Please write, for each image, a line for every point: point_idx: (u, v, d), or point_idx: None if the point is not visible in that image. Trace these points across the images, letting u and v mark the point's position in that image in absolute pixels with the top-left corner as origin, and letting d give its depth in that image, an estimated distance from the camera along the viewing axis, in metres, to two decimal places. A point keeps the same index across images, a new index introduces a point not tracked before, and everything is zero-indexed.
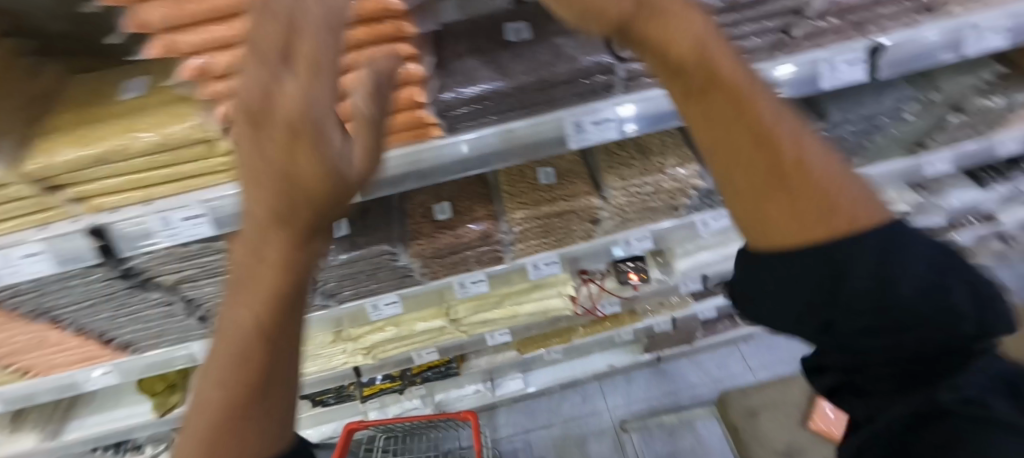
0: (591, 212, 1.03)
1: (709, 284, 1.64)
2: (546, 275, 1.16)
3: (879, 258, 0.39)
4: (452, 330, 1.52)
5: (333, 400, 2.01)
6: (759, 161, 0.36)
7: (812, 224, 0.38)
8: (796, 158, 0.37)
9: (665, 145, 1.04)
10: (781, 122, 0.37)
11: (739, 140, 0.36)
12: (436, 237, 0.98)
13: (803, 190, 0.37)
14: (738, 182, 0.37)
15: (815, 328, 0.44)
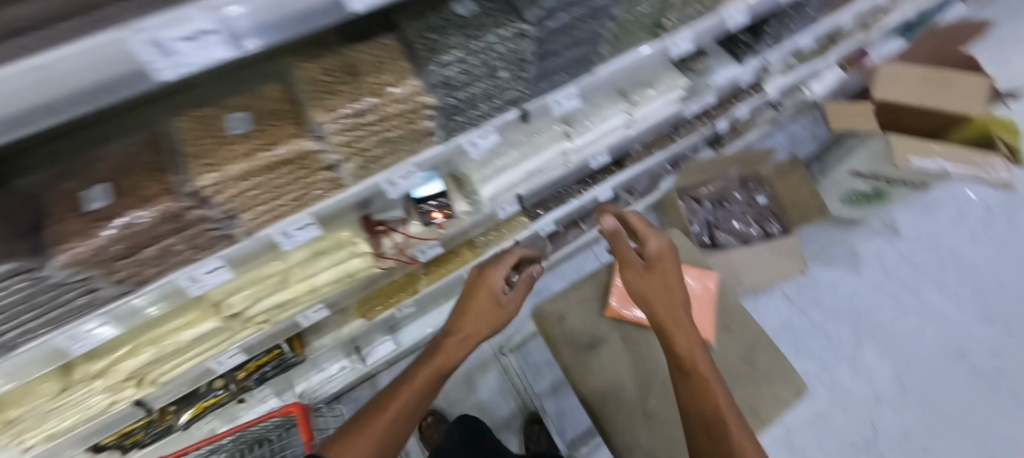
0: (313, 160, 0.85)
1: (524, 201, 1.74)
2: (306, 240, 1.03)
3: (701, 378, 1.18)
4: (243, 326, 1.29)
5: (152, 438, 1.74)
6: (672, 327, 1.25)
7: (672, 341, 1.25)
8: (674, 325, 1.26)
9: (380, 59, 0.83)
10: (693, 341, 1.24)
11: (678, 307, 1.28)
12: (95, 234, 0.70)
13: (683, 327, 1.25)
14: (659, 306, 1.29)
15: (692, 388, 1.19)
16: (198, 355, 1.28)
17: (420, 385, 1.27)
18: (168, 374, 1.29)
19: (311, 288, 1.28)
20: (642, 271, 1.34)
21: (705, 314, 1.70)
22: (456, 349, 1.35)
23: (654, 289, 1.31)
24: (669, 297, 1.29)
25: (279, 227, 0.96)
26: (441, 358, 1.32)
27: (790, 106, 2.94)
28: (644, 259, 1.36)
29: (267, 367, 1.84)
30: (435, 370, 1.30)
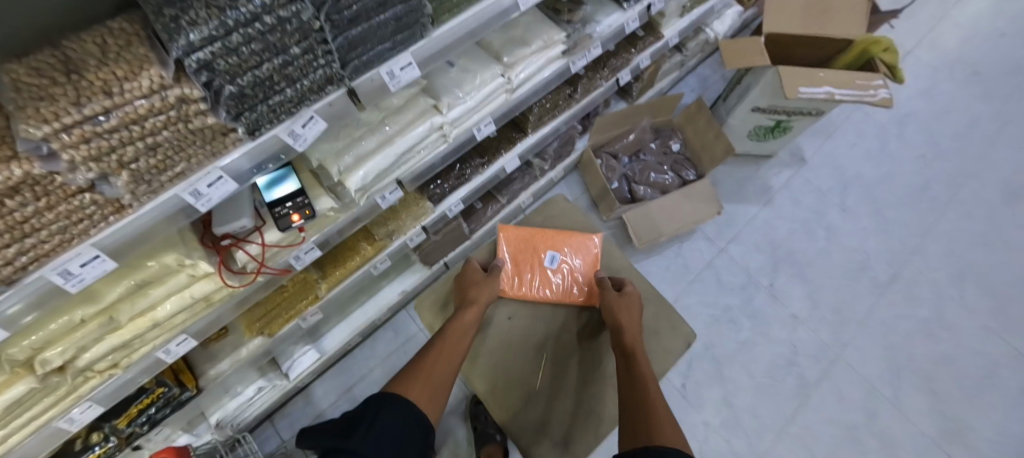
0: (58, 185, 0.71)
1: (408, 187, 1.64)
2: (96, 278, 0.85)
3: (631, 359, 1.39)
4: (85, 375, 1.16)
5: None
6: (625, 328, 1.49)
7: (620, 328, 1.50)
8: (621, 326, 1.50)
9: (109, 49, 0.68)
10: (630, 327, 1.49)
11: (632, 315, 1.54)
12: None
13: (635, 329, 1.49)
14: (620, 320, 1.52)
15: (624, 366, 1.39)
16: (37, 417, 1.14)
17: (460, 336, 1.47)
18: (2, 446, 1.12)
19: (155, 323, 1.15)
20: (607, 300, 1.62)
21: (584, 281, 1.77)
22: (476, 312, 1.57)
23: (619, 305, 1.56)
24: (626, 308, 1.56)
25: (54, 268, 0.78)
26: (467, 317, 1.53)
27: (691, 49, 2.94)
28: (610, 287, 1.65)
29: (154, 407, 1.66)
30: (466, 327, 1.50)
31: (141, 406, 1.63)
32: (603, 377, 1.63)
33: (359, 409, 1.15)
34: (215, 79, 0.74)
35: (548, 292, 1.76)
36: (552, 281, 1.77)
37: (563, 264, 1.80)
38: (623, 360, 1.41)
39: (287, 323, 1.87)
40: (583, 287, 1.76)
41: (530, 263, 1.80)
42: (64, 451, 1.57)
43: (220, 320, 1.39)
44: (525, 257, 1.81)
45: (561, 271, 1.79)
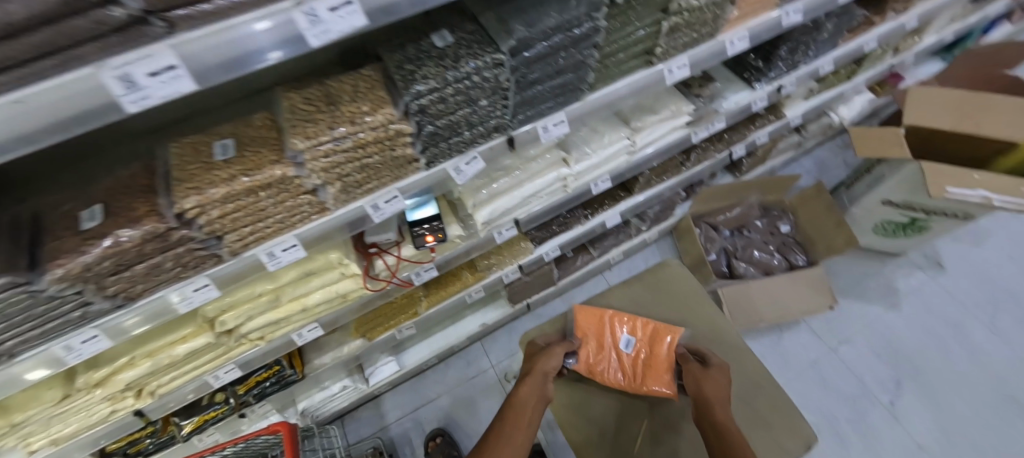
0: (297, 183, 0.89)
1: (522, 228, 1.76)
2: (291, 262, 1.04)
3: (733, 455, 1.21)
4: (239, 341, 1.37)
5: (155, 446, 1.78)
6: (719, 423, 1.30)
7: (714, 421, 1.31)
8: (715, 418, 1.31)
9: (359, 90, 0.87)
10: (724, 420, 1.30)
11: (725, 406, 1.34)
12: (85, 251, 0.77)
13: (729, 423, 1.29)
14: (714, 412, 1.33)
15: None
16: (198, 368, 1.36)
17: (524, 422, 1.34)
18: (166, 385, 1.35)
19: (303, 308, 1.33)
20: (696, 385, 1.42)
21: (662, 371, 1.55)
22: (540, 392, 1.43)
23: (709, 394, 1.37)
24: (719, 397, 1.36)
25: (265, 248, 0.98)
26: (533, 399, 1.40)
27: (812, 132, 2.86)
28: (696, 371, 1.45)
29: (266, 383, 1.87)
30: (531, 410, 1.37)
31: (260, 378, 1.86)
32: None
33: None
34: (423, 120, 0.91)
35: (622, 380, 1.59)
36: (622, 370, 1.60)
37: (636, 349, 1.61)
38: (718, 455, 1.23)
39: (386, 332, 2.05)
40: (661, 379, 1.55)
41: (601, 345, 1.64)
42: (194, 403, 1.82)
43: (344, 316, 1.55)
44: (597, 337, 1.66)
45: (634, 358, 1.61)
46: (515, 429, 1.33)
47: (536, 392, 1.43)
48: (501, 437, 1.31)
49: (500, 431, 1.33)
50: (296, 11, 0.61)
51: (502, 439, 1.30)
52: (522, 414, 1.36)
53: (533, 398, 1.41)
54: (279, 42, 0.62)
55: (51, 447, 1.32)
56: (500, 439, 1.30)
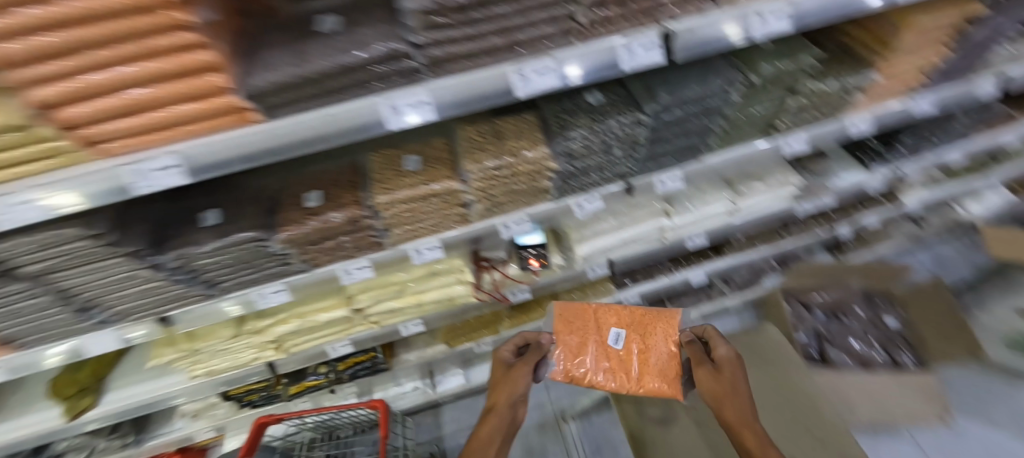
0: (456, 196, 1.09)
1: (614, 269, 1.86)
2: (431, 259, 1.24)
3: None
4: (361, 322, 1.57)
5: (261, 401, 2.08)
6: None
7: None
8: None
9: (522, 130, 1.07)
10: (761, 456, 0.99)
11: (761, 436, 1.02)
12: (306, 222, 1.02)
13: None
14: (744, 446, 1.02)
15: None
16: (325, 337, 1.58)
17: (490, 422, 1.13)
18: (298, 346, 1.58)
19: (419, 302, 1.51)
20: (711, 386, 1.12)
21: (670, 374, 1.25)
22: (517, 394, 1.19)
23: (734, 421, 1.06)
24: (749, 430, 1.03)
25: (415, 245, 1.19)
26: (509, 415, 1.16)
27: (930, 223, 2.68)
28: (703, 379, 1.14)
29: (359, 367, 2.08)
30: (503, 418, 1.14)
31: (352, 361, 2.07)
32: None
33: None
34: (567, 160, 1.09)
35: (608, 383, 1.26)
36: (618, 356, 1.29)
37: (627, 351, 1.29)
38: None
39: (470, 341, 2.13)
40: (660, 372, 1.26)
41: (594, 341, 1.31)
42: (301, 369, 2.07)
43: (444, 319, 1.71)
44: (576, 335, 1.32)
45: (584, 344, 1.31)
46: None
47: None
48: None
49: None
50: (509, 72, 0.77)
51: None
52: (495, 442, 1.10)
53: None
54: (475, 100, 0.79)
55: (206, 377, 1.60)
56: None
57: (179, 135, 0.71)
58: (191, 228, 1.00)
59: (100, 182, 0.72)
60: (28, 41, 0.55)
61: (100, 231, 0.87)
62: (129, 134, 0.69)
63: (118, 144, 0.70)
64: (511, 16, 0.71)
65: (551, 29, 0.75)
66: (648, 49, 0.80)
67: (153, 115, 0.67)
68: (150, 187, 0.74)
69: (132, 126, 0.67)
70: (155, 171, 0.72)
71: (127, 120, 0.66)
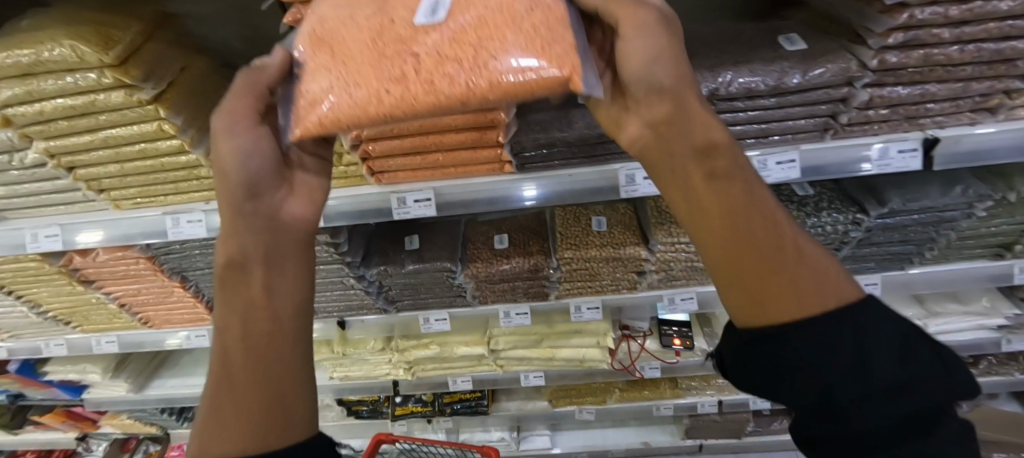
0: (636, 263, 1.08)
1: None
2: (587, 321, 1.18)
3: (845, 360, 0.39)
4: (489, 362, 1.51)
5: (367, 414, 1.90)
6: (767, 300, 0.43)
7: (743, 283, 0.44)
8: (754, 278, 0.43)
9: None
10: (776, 268, 0.43)
11: (752, 200, 0.45)
12: (494, 263, 1.09)
13: (792, 272, 0.43)
14: (731, 236, 0.44)
15: (833, 421, 0.40)
16: (452, 369, 1.54)
17: (227, 229, 0.48)
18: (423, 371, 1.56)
19: (552, 357, 1.44)
20: (663, 83, 0.45)
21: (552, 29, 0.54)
22: (242, 164, 0.49)
23: (718, 199, 0.45)
24: (738, 211, 0.44)
25: (577, 301, 1.15)
26: (266, 209, 0.50)
27: None
28: (635, 71, 0.45)
29: (463, 403, 1.81)
30: (261, 210, 0.49)
31: (455, 398, 1.82)
32: (867, 340, 0.40)
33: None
34: None
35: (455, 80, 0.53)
36: (407, 65, 0.54)
37: (484, 50, 0.53)
38: (802, 382, 0.41)
39: (572, 406, 1.82)
40: (548, 53, 0.53)
41: (381, 31, 0.56)
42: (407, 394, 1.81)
43: (567, 379, 1.56)
44: (344, 37, 0.57)
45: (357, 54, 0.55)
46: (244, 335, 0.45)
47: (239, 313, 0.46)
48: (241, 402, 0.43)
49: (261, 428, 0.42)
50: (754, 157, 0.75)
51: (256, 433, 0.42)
52: (230, 294, 0.47)
53: (233, 331, 0.46)
54: None
55: (339, 380, 1.61)
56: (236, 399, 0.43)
57: (445, 175, 0.83)
58: (397, 249, 1.12)
59: (373, 205, 0.85)
60: None
61: (339, 240, 1.02)
62: (412, 169, 0.82)
63: (399, 177, 0.83)
64: (771, 109, 0.73)
65: (809, 125, 0.75)
66: (906, 155, 0.75)
67: (442, 157, 0.79)
68: (404, 215, 0.84)
69: (413, 163, 0.80)
70: (415, 202, 0.83)
71: (415, 159, 0.80)
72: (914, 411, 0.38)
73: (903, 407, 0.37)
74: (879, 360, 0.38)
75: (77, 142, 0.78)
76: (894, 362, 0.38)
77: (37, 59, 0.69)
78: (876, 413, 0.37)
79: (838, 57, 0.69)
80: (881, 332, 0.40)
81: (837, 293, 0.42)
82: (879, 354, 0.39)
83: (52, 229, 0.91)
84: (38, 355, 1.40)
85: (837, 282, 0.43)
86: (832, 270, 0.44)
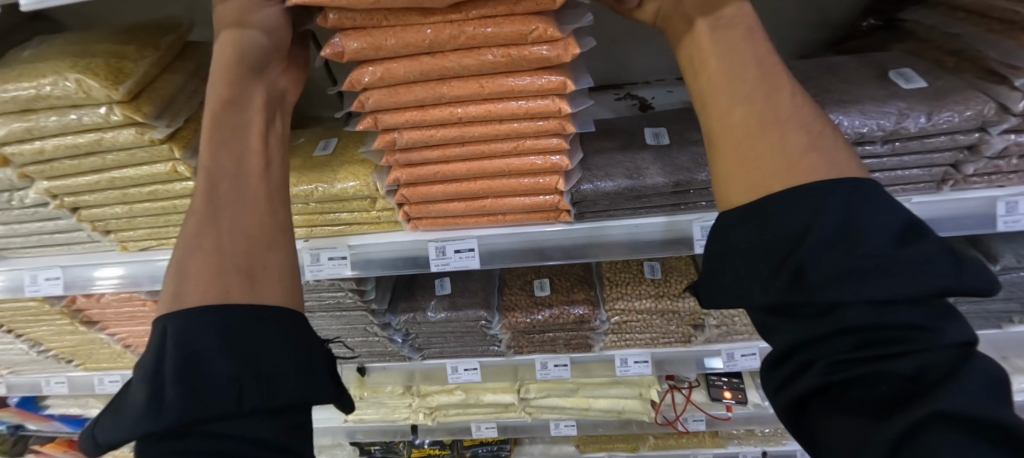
0: (695, 316, 0.96)
1: None
2: (634, 376, 1.06)
3: (801, 207, 0.37)
4: (517, 409, 1.37)
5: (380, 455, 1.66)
6: (731, 140, 0.43)
7: (714, 123, 0.46)
8: (723, 114, 0.45)
9: None
10: (746, 107, 0.43)
11: (747, 54, 0.46)
12: (534, 312, 0.97)
13: (764, 113, 0.43)
14: (714, 83, 0.46)
15: (781, 272, 0.37)
16: (476, 416, 1.40)
17: (228, 76, 0.52)
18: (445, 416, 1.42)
19: (587, 408, 1.31)
20: None
21: None
22: (258, 29, 0.54)
23: (711, 47, 0.47)
24: (723, 60, 0.46)
25: (624, 353, 1.03)
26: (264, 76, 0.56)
27: None
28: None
29: (484, 448, 1.64)
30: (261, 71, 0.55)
31: (476, 442, 1.64)
32: (858, 201, 0.36)
33: (155, 340, 0.41)
34: None
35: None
36: None
37: None
38: (756, 222, 0.40)
39: (602, 453, 1.62)
40: None
41: None
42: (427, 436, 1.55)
43: (602, 429, 1.42)
44: None
45: None
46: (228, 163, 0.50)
47: (216, 145, 0.50)
48: (210, 216, 0.47)
49: (222, 246, 0.46)
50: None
51: (216, 248, 0.46)
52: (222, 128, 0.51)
53: (216, 159, 0.49)
54: None
55: (352, 422, 1.47)
56: (207, 212, 0.47)
57: (490, 222, 0.71)
58: (426, 294, 1.02)
59: (406, 254, 0.74)
60: (428, 133, 0.61)
61: (364, 287, 0.92)
62: (453, 217, 0.71)
63: (437, 224, 0.72)
64: (881, 156, 0.62)
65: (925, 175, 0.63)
66: None
67: (491, 204, 0.68)
68: (442, 267, 0.72)
69: (456, 209, 0.69)
70: (456, 252, 0.71)
71: (453, 205, 0.69)
72: (885, 281, 0.33)
73: (899, 294, 0.33)
74: (869, 217, 0.35)
75: (83, 182, 0.70)
76: (890, 235, 0.34)
77: (37, 94, 0.60)
78: (871, 286, 0.33)
79: (968, 98, 0.58)
80: (876, 203, 0.36)
81: (833, 163, 0.40)
82: (867, 211, 0.36)
83: (52, 272, 0.81)
84: (37, 392, 1.30)
85: (827, 147, 0.41)
86: (826, 139, 0.41)
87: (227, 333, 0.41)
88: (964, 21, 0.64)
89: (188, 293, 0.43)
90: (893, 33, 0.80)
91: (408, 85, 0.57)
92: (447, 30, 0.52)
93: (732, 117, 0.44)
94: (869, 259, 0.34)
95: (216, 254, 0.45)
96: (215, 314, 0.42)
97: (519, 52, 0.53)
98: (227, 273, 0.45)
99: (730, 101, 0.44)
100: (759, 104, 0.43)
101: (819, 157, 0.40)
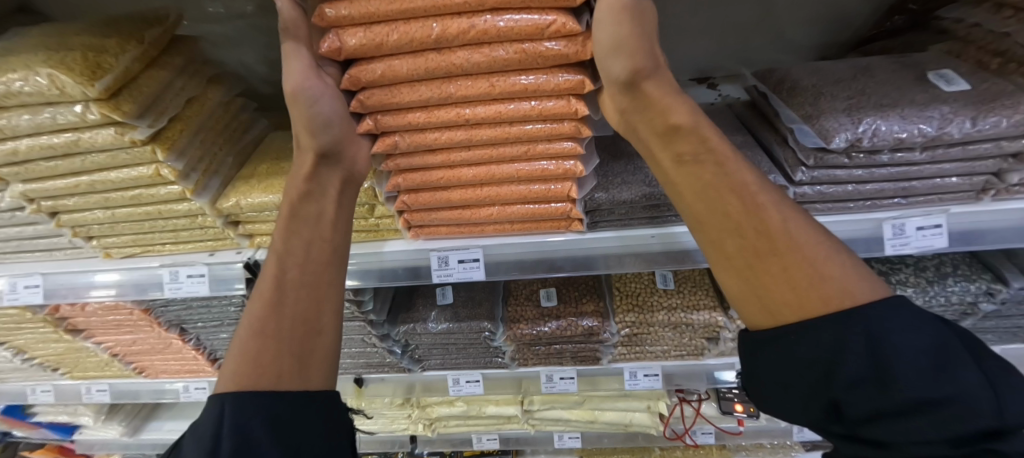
0: (710, 329, 0.92)
1: None
2: (643, 390, 1.01)
3: (828, 331, 0.40)
4: (520, 422, 1.32)
5: None
6: (737, 267, 0.47)
7: (714, 247, 0.49)
8: (722, 239, 0.48)
9: None
10: (740, 233, 0.46)
11: (724, 159, 0.48)
12: (540, 324, 0.92)
13: (763, 237, 0.45)
14: (694, 207, 0.49)
15: (816, 395, 0.41)
16: (476, 427, 1.35)
17: (308, 167, 0.56)
18: (445, 427, 1.36)
19: (592, 420, 1.27)
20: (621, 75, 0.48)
21: None
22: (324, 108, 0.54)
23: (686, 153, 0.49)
24: (710, 170, 0.48)
25: (633, 366, 0.98)
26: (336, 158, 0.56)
27: None
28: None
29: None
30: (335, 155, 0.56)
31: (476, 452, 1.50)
32: (882, 321, 0.39)
33: (211, 419, 0.43)
34: None
35: None
36: None
37: None
38: (783, 347, 0.43)
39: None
40: None
41: None
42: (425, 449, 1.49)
43: (607, 441, 1.37)
44: None
45: None
46: (291, 251, 0.54)
47: (283, 232, 0.55)
48: (267, 303, 0.50)
49: (275, 332, 0.49)
50: (886, 221, 0.59)
51: (270, 334, 0.49)
52: (292, 215, 0.55)
53: (286, 247, 0.54)
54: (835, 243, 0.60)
55: None
56: (271, 301, 0.51)
57: (497, 231, 0.67)
58: (427, 304, 0.98)
59: (406, 265, 0.69)
60: (431, 136, 0.56)
61: (362, 297, 0.87)
62: (457, 226, 0.66)
63: (441, 233, 0.68)
64: (922, 163, 0.58)
65: (966, 184, 0.58)
66: None
67: (498, 212, 0.63)
68: (445, 278, 0.67)
69: (459, 217, 0.64)
70: (460, 263, 0.66)
71: (455, 213, 0.64)
72: (912, 386, 0.37)
73: (937, 404, 0.36)
74: (901, 337, 0.38)
75: (62, 185, 0.65)
76: (919, 351, 0.38)
77: (7, 91, 0.56)
78: (911, 404, 0.37)
79: (1019, 103, 0.54)
80: (905, 324, 0.39)
81: (847, 284, 0.42)
82: (888, 332, 0.39)
83: (31, 279, 0.75)
84: (21, 401, 1.25)
85: (835, 262, 0.43)
86: (832, 253, 0.43)
87: (271, 416, 0.44)
88: (1011, 19, 0.59)
89: (237, 376, 0.46)
90: (925, 33, 0.76)
91: (411, 83, 0.53)
92: (455, 24, 0.48)
93: (733, 240, 0.47)
94: (905, 379, 0.37)
95: (270, 340, 0.48)
96: (263, 397, 0.45)
97: (535, 48, 0.49)
98: (272, 358, 0.47)
99: (728, 227, 0.47)
100: (767, 222, 0.45)
101: (830, 277, 0.42)
